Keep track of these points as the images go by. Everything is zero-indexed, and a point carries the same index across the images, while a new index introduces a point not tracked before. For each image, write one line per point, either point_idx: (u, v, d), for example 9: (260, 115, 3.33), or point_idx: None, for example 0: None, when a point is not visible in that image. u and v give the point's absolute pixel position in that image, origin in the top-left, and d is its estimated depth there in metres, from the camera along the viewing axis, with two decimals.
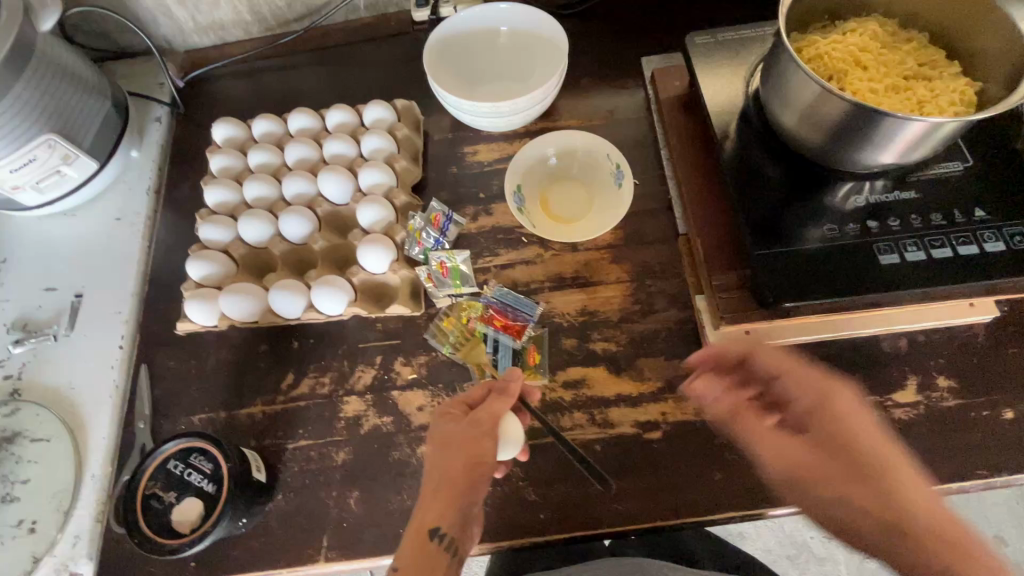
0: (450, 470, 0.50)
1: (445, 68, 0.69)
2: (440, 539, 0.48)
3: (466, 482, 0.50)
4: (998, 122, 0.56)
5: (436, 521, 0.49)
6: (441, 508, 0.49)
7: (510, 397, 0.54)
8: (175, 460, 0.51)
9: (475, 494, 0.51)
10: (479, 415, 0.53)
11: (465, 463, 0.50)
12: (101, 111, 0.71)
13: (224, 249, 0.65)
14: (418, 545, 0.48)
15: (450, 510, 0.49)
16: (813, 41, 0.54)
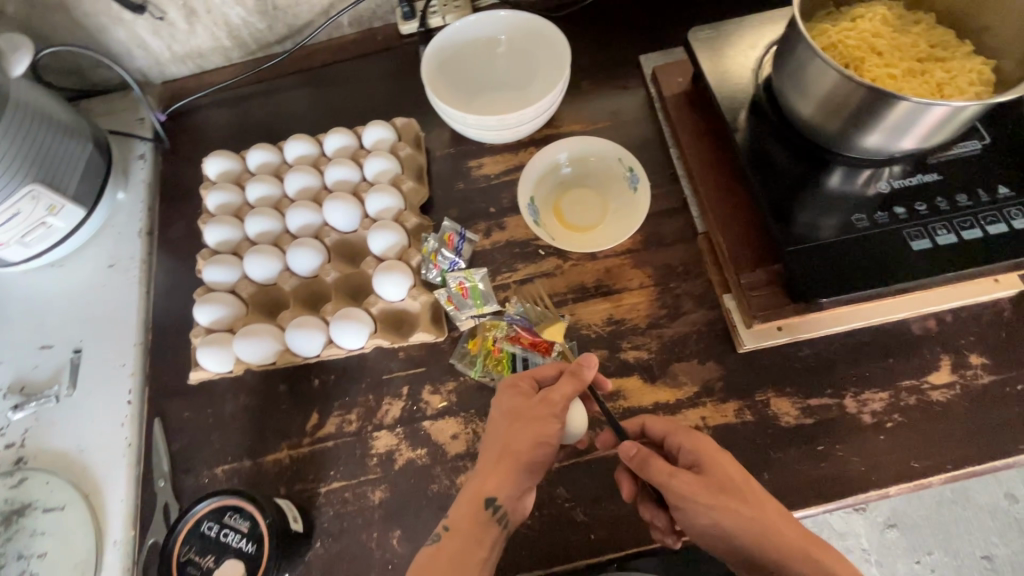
0: (514, 444, 0.49)
1: (444, 82, 0.67)
2: (495, 510, 0.47)
3: (528, 460, 0.49)
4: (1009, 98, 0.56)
5: (495, 492, 0.47)
6: (503, 482, 0.47)
7: (583, 383, 0.52)
8: (209, 521, 0.47)
9: (534, 471, 0.49)
10: (550, 395, 0.51)
11: (526, 444, 0.49)
12: (84, 154, 0.67)
13: (232, 290, 0.62)
14: (471, 511, 0.47)
15: (509, 484, 0.47)
16: (825, 29, 0.53)
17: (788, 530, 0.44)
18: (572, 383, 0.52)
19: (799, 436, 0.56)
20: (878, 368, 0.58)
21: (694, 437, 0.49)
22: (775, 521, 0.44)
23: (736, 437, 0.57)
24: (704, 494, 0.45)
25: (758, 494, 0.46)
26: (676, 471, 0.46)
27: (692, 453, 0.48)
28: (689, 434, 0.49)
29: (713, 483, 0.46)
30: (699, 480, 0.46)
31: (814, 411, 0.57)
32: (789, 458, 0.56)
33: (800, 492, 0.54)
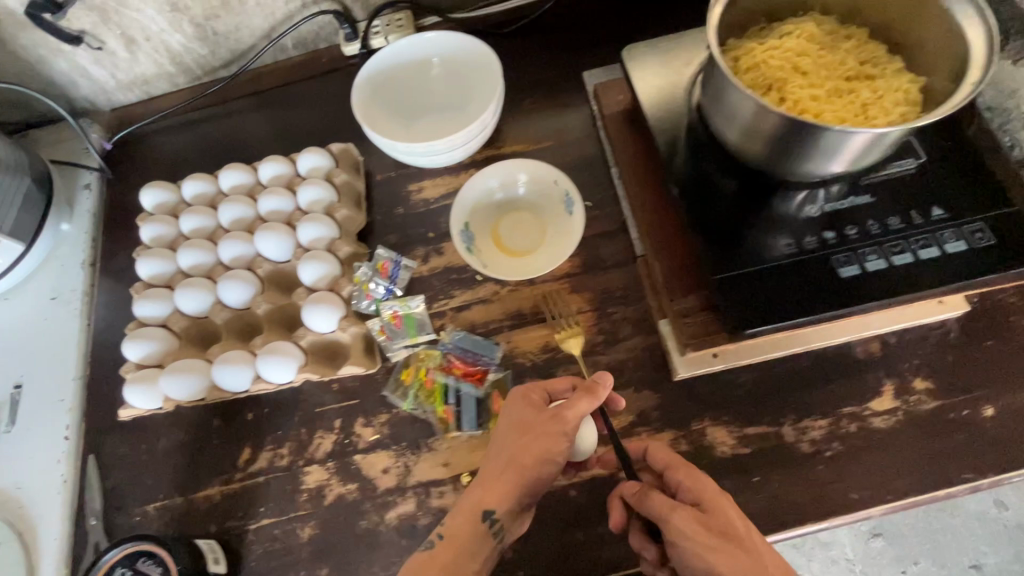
0: (520, 460, 0.48)
1: (376, 104, 0.65)
2: (491, 523, 0.48)
3: (532, 476, 0.48)
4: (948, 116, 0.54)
5: (495, 507, 0.48)
6: (504, 494, 0.48)
7: (598, 401, 0.50)
8: (120, 568, 0.47)
9: (535, 486, 0.49)
10: (562, 412, 0.50)
11: (531, 462, 0.48)
12: (20, 189, 0.68)
13: (164, 324, 0.62)
14: (468, 524, 0.47)
15: (508, 498, 0.48)
16: (750, 49, 0.51)
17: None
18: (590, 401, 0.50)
19: (736, 467, 0.55)
20: (819, 395, 0.56)
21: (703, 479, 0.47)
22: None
23: None
24: (701, 534, 0.44)
25: (760, 545, 0.44)
26: (677, 505, 0.45)
27: (690, 492, 0.47)
28: (699, 477, 0.48)
29: (714, 526, 0.44)
30: (697, 519, 0.45)
31: (751, 440, 0.55)
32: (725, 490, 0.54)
33: None
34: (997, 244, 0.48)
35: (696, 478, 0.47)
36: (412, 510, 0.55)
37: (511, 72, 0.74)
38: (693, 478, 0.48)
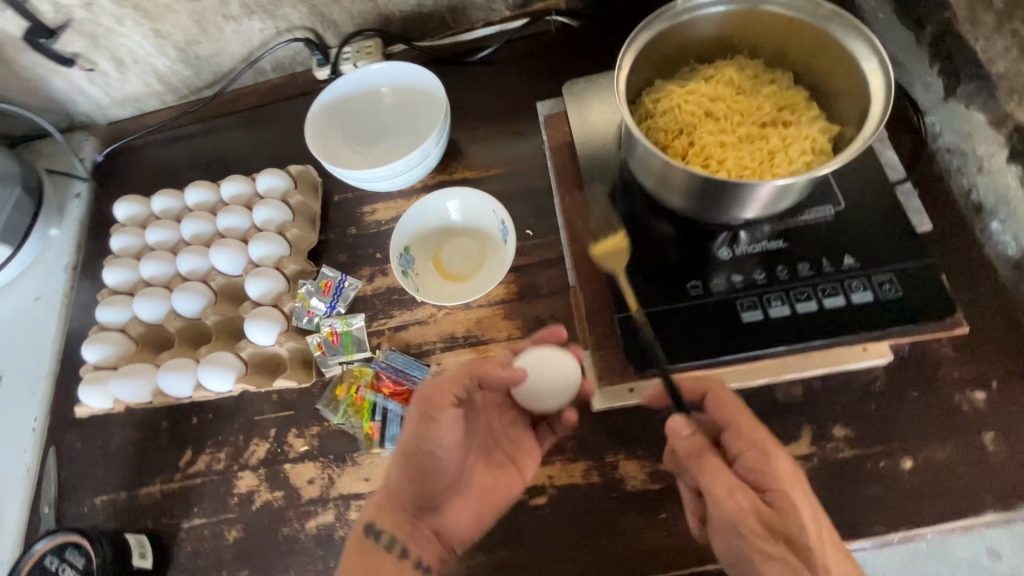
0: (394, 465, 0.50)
1: (329, 131, 0.68)
2: (375, 537, 0.49)
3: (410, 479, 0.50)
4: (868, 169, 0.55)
5: (377, 517, 0.50)
6: (387, 504, 0.50)
7: (459, 383, 0.50)
8: (50, 556, 0.52)
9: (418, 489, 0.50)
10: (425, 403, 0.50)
11: (405, 461, 0.49)
12: (9, 198, 0.74)
13: (123, 329, 0.67)
14: (361, 544, 0.49)
15: (387, 508, 0.50)
16: (669, 92, 0.52)
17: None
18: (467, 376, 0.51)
19: (645, 501, 0.55)
20: None
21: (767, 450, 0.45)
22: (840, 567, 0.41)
23: (580, 500, 0.56)
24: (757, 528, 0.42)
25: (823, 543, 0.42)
26: (736, 490, 0.43)
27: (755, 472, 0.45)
28: (766, 450, 0.45)
29: (773, 520, 0.43)
30: (756, 509, 0.43)
31: (663, 476, 0.56)
32: (631, 525, 0.55)
33: (637, 560, 0.53)
34: (904, 296, 0.49)
35: (764, 461, 0.45)
36: (331, 521, 0.58)
37: (471, 99, 0.77)
38: (762, 451, 0.45)
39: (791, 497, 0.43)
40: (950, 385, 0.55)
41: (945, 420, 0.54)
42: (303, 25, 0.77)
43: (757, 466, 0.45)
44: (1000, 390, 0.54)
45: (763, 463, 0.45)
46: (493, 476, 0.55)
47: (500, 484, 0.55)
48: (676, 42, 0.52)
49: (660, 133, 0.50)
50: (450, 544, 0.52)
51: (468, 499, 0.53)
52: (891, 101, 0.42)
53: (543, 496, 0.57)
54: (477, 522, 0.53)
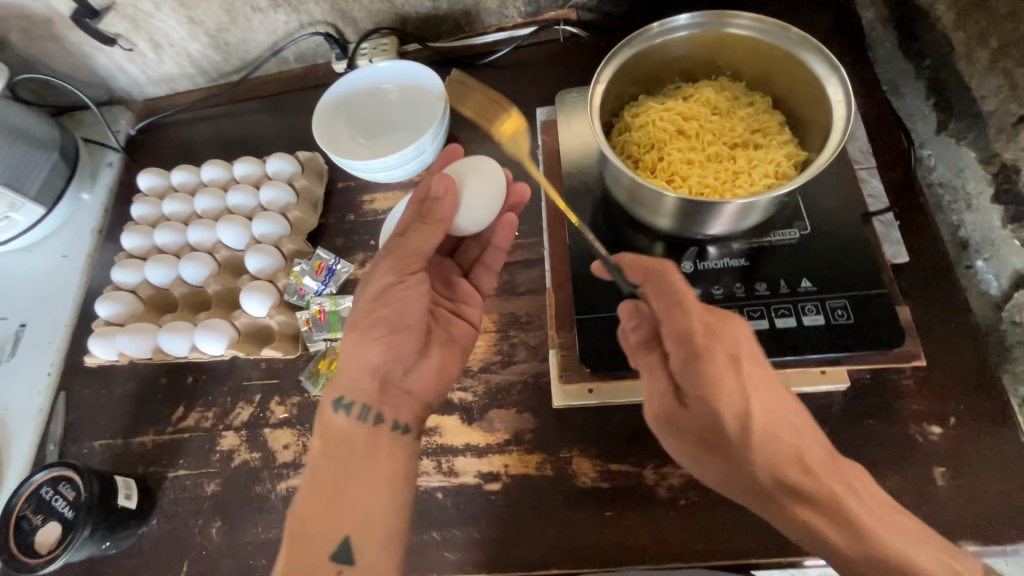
0: (359, 339, 0.55)
1: (335, 123, 0.73)
2: (348, 410, 0.54)
3: (378, 352, 0.55)
4: (840, 201, 0.57)
5: (347, 391, 0.55)
6: (356, 379, 0.55)
7: (416, 233, 0.55)
8: (45, 487, 0.58)
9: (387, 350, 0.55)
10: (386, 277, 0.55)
11: (375, 331, 0.54)
12: (48, 162, 0.81)
13: (134, 290, 0.73)
14: (338, 422, 0.54)
15: (355, 380, 0.55)
16: (648, 108, 0.54)
17: (794, 438, 0.46)
18: (423, 237, 0.55)
19: (592, 498, 0.57)
20: None
21: (699, 353, 0.47)
22: (772, 441, 0.46)
23: (531, 489, 0.59)
24: (671, 429, 0.49)
25: (745, 440, 0.46)
26: (660, 392, 0.50)
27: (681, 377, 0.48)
28: (697, 355, 0.47)
29: (689, 421, 0.48)
30: (675, 411, 0.49)
31: (613, 476, 0.58)
32: (576, 518, 0.57)
33: (577, 551, 0.56)
34: (854, 322, 0.52)
35: (687, 367, 0.48)
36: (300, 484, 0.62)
37: None
38: (696, 354, 0.47)
39: (716, 398, 0.46)
40: (909, 418, 0.55)
41: (900, 451, 0.54)
42: (325, 20, 0.82)
43: (686, 372, 0.48)
44: (958, 426, 0.54)
45: (691, 373, 0.47)
46: (445, 333, 0.61)
47: (452, 338, 0.61)
48: (661, 60, 0.55)
49: (633, 145, 0.52)
50: (424, 400, 0.58)
51: (431, 360, 0.59)
52: (849, 129, 0.44)
53: (497, 482, 0.59)
54: (442, 379, 0.59)
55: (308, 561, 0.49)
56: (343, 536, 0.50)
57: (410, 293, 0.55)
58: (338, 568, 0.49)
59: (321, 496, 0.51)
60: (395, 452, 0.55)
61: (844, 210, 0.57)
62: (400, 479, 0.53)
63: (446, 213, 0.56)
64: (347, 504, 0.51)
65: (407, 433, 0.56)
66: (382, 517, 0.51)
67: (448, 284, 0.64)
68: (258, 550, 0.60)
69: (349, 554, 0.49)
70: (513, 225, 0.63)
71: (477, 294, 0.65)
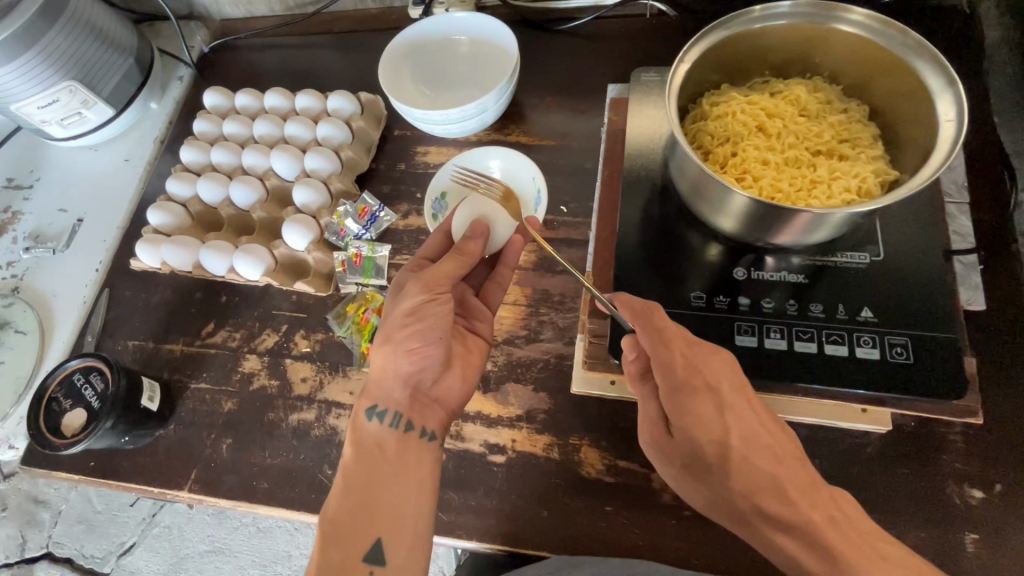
0: (389, 348, 0.55)
1: (402, 69, 0.71)
2: (379, 417, 0.55)
3: (409, 364, 0.55)
4: (922, 232, 0.53)
5: (380, 400, 0.56)
6: (389, 389, 0.56)
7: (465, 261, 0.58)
8: (77, 374, 0.62)
9: (416, 358, 0.55)
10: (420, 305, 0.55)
11: (407, 344, 0.55)
12: (123, 66, 0.82)
13: (185, 203, 0.74)
14: (370, 428, 0.55)
15: (388, 389, 0.56)
16: (731, 98, 0.50)
17: (772, 467, 0.45)
18: (454, 265, 0.57)
19: (593, 489, 0.56)
20: None
21: (680, 385, 0.48)
22: (748, 469, 0.46)
23: (534, 469, 0.58)
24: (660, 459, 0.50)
25: (727, 470, 0.46)
26: (652, 421, 0.51)
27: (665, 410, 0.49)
28: (677, 388, 0.48)
29: (673, 451, 0.49)
30: (666, 441, 0.50)
31: (619, 472, 0.56)
32: (574, 506, 0.56)
33: (569, 539, 0.55)
34: (912, 363, 0.48)
35: (668, 402, 0.48)
36: (311, 419, 0.63)
37: (546, 67, 0.77)
38: (678, 388, 0.48)
39: (695, 427, 0.47)
40: (948, 476, 0.51)
41: (931, 507, 0.51)
42: None
43: (670, 404, 0.48)
44: (1001, 495, 0.50)
45: (670, 405, 0.48)
46: (463, 346, 0.60)
47: (469, 351, 0.60)
48: (755, 48, 0.51)
49: (707, 136, 0.49)
50: (450, 408, 0.58)
51: (454, 370, 0.58)
52: (954, 152, 0.39)
53: (502, 456, 0.59)
54: (466, 387, 0.59)
55: (339, 561, 0.49)
56: (374, 538, 0.50)
57: (441, 311, 0.55)
58: (370, 569, 0.49)
59: (349, 499, 0.52)
60: (423, 457, 0.55)
61: (925, 242, 0.52)
62: (427, 482, 0.54)
63: (477, 248, 0.58)
64: (378, 505, 0.51)
65: (433, 440, 0.56)
66: (413, 514, 0.52)
67: (461, 303, 0.62)
68: (262, 473, 0.62)
69: (380, 555, 0.50)
70: (520, 246, 0.62)
71: (487, 313, 0.62)
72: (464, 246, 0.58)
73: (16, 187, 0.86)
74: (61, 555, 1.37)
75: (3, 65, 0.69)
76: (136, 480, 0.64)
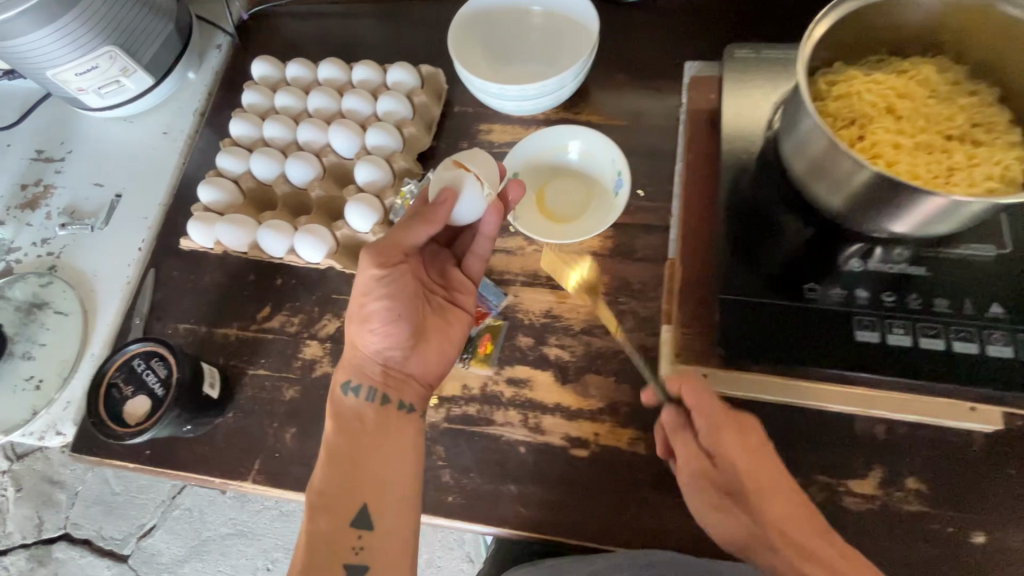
0: (354, 326, 0.56)
1: (472, 43, 0.67)
2: (353, 392, 0.55)
3: (376, 340, 0.55)
4: None
5: (352, 374, 0.56)
6: (360, 362, 0.56)
7: (430, 228, 0.54)
8: (138, 359, 0.58)
9: (383, 330, 0.55)
10: (377, 282, 0.54)
11: (370, 322, 0.55)
12: (163, 32, 0.77)
13: (235, 179, 0.70)
14: (347, 403, 0.55)
15: (358, 365, 0.56)
16: (851, 77, 0.47)
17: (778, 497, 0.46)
18: (411, 234, 0.54)
19: None
20: (801, 456, 0.53)
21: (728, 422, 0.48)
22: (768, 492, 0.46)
23: (618, 463, 0.56)
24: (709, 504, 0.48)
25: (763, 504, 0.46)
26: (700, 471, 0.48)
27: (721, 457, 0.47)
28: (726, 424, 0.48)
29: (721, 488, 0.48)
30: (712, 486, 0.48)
31: None
32: (661, 502, 0.54)
33: (657, 536, 0.53)
34: None
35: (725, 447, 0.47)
36: None
37: (616, 43, 0.73)
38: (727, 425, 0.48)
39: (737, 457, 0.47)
40: None
41: None
42: None
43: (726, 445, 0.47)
44: None
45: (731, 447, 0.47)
46: (441, 320, 0.59)
47: (446, 323, 0.59)
48: (880, 24, 0.47)
49: (829, 116, 0.46)
50: (427, 381, 0.58)
51: (429, 341, 0.58)
52: None
53: (584, 449, 0.57)
54: (443, 360, 0.58)
55: (328, 528, 0.51)
56: (361, 504, 0.51)
57: (397, 285, 0.55)
58: (359, 534, 0.51)
59: (341, 472, 0.52)
60: (406, 431, 0.54)
61: None
62: (411, 454, 0.53)
63: (442, 216, 0.54)
64: (375, 479, 0.52)
65: (412, 413, 0.55)
66: (397, 490, 0.52)
67: (443, 273, 0.61)
68: None
69: (368, 520, 0.51)
70: (499, 211, 0.57)
71: (469, 283, 0.61)
72: (428, 211, 0.54)
73: (47, 159, 0.82)
74: (79, 536, 1.35)
75: (44, 28, 0.64)
76: (194, 470, 0.61)
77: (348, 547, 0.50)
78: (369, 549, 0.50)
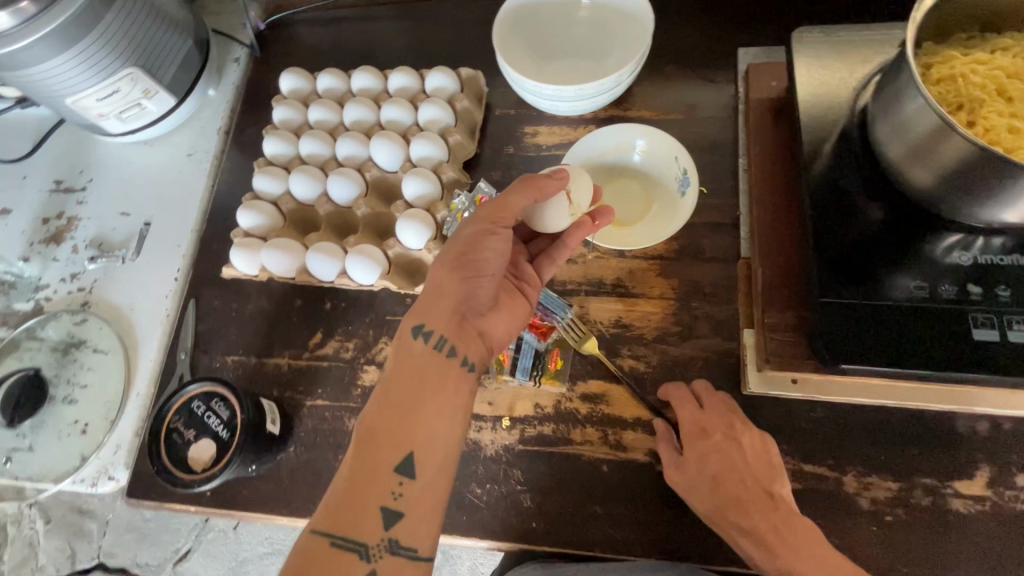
0: (445, 269, 0.49)
1: (517, 44, 0.64)
2: (427, 338, 0.49)
3: (460, 288, 0.50)
4: None
5: (428, 319, 0.50)
6: (439, 308, 0.50)
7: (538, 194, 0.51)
8: (198, 401, 0.56)
9: (468, 283, 0.50)
10: (481, 237, 0.50)
11: (466, 269, 0.49)
12: (183, 49, 0.73)
13: (275, 201, 0.67)
14: (416, 348, 0.49)
15: (442, 319, 0.49)
16: (951, 58, 0.45)
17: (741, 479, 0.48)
18: (525, 198, 0.50)
19: None
20: (901, 457, 0.51)
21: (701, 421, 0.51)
22: (726, 480, 0.48)
23: None
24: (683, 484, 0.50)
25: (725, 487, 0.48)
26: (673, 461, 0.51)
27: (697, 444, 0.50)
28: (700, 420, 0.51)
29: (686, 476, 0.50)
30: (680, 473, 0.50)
31: (807, 478, 0.52)
32: None
33: None
34: None
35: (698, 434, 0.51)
36: None
37: (661, 33, 0.69)
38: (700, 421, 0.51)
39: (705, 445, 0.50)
40: None
41: None
42: None
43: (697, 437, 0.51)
44: None
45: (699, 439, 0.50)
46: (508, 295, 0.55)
47: (516, 304, 0.55)
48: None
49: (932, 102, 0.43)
50: (491, 345, 0.53)
51: (500, 313, 0.54)
52: None
53: None
54: (509, 332, 0.54)
55: (368, 468, 0.45)
56: (408, 450, 0.46)
57: (501, 249, 0.51)
58: (399, 480, 0.45)
59: (392, 413, 0.46)
60: (462, 389, 0.49)
61: None
62: (462, 413, 0.49)
63: (552, 188, 0.52)
64: (426, 430, 0.47)
65: (472, 372, 0.50)
66: (445, 443, 0.47)
67: (516, 265, 0.57)
68: None
69: (412, 467, 0.45)
70: (587, 229, 0.56)
71: (538, 282, 0.57)
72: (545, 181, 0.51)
73: (67, 189, 0.78)
74: None
75: (64, 54, 0.60)
76: (259, 509, 0.58)
77: (387, 492, 0.45)
78: (408, 496, 0.45)
